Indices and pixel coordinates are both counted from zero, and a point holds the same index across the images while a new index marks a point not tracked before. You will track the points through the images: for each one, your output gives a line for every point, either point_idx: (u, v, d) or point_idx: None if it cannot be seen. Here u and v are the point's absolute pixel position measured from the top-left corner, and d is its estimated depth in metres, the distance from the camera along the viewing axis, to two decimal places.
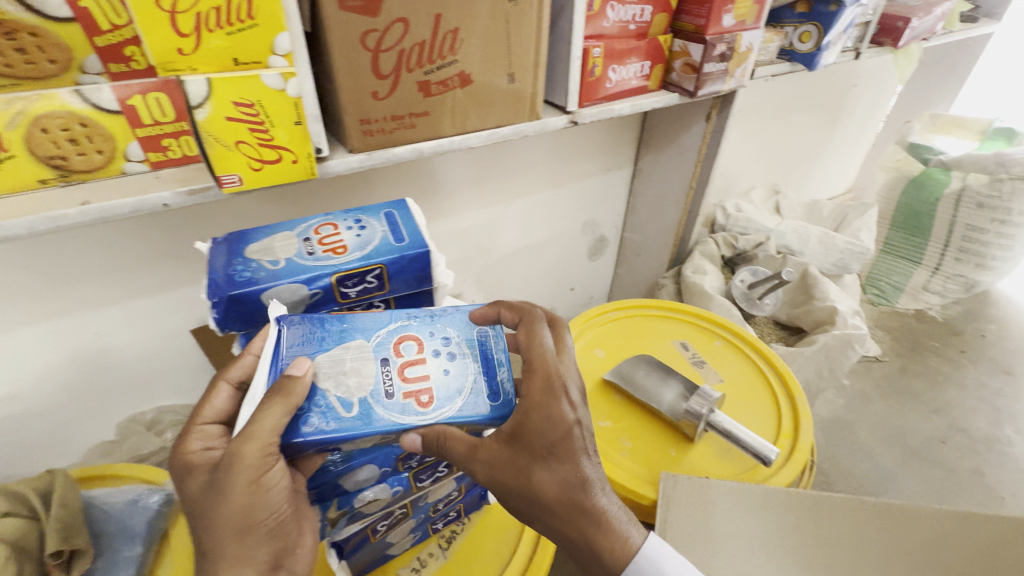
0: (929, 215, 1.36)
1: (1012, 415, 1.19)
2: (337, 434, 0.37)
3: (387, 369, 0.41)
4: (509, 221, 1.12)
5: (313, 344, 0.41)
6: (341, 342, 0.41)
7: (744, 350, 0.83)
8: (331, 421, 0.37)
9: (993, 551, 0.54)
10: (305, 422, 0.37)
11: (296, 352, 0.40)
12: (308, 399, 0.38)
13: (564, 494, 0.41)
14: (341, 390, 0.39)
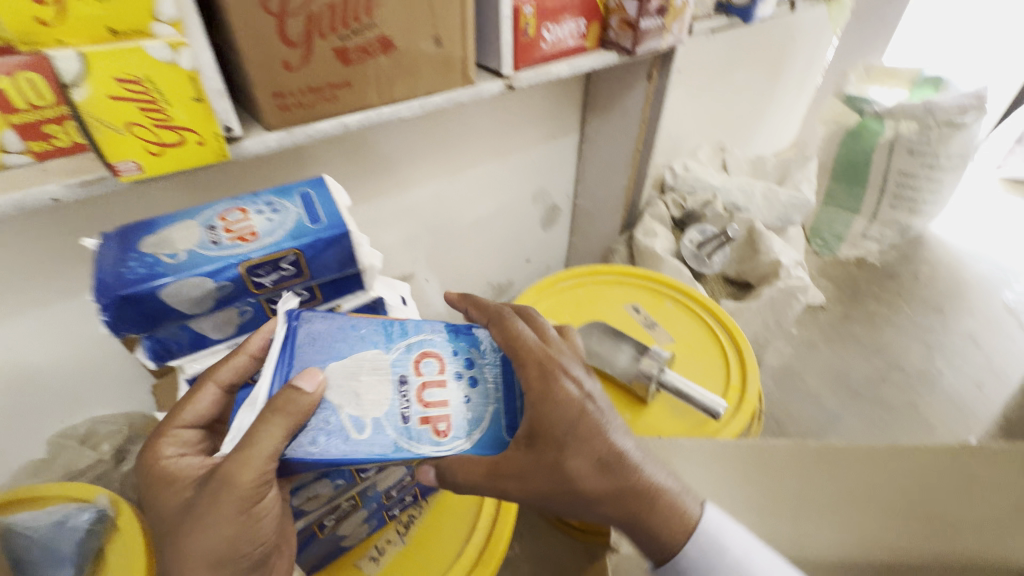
0: (866, 165, 1.39)
1: (943, 349, 1.27)
2: (348, 457, 0.38)
3: (403, 393, 0.42)
4: (456, 196, 1.08)
5: (328, 356, 0.43)
6: (358, 355, 0.44)
7: (694, 309, 0.84)
8: (342, 441, 0.39)
9: (921, 482, 0.58)
10: (315, 442, 0.39)
11: (309, 361, 0.42)
12: (318, 413, 0.40)
13: (600, 467, 0.45)
14: (354, 409, 0.41)
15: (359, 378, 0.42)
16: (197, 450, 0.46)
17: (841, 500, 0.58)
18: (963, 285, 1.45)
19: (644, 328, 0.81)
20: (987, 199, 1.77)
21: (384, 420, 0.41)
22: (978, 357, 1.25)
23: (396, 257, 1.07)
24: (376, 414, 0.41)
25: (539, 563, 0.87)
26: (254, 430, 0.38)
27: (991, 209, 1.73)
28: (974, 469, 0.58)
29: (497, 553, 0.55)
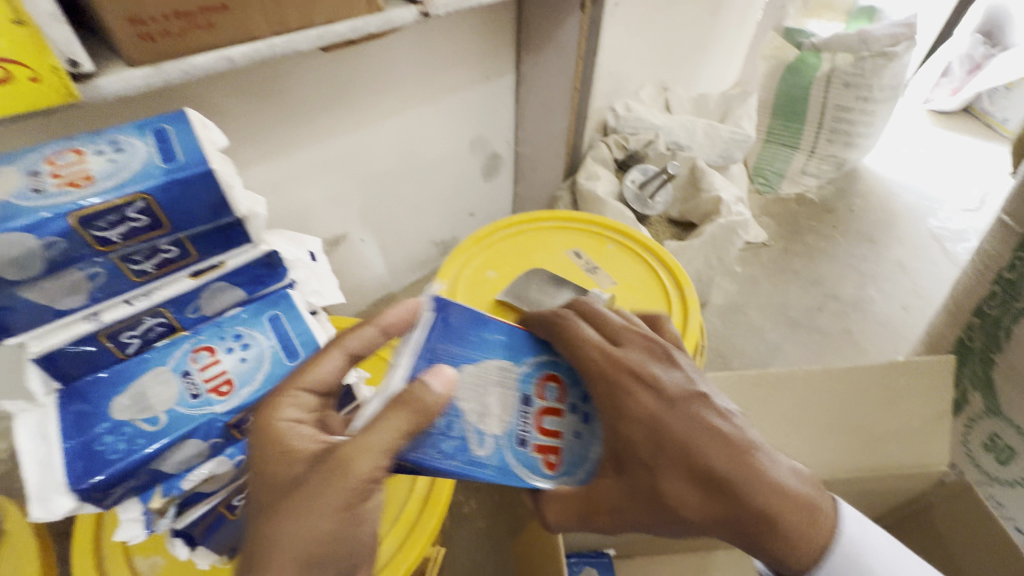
0: (804, 100, 1.39)
1: (874, 277, 1.33)
2: (465, 471, 0.38)
3: (524, 413, 0.42)
4: (384, 146, 0.99)
5: (456, 357, 0.41)
6: (484, 364, 0.42)
7: (635, 250, 0.81)
8: (461, 456, 0.38)
9: (856, 397, 0.63)
10: (440, 450, 0.38)
11: (434, 361, 0.40)
12: (444, 422, 0.38)
13: (693, 479, 0.42)
14: (478, 424, 0.40)
15: (468, 379, 0.41)
16: (314, 418, 0.39)
17: (782, 423, 0.63)
18: (893, 215, 1.50)
19: (585, 272, 0.78)
20: (917, 132, 1.83)
21: (501, 442, 0.40)
22: (905, 282, 1.31)
23: (323, 216, 0.99)
24: (496, 432, 0.40)
25: (494, 515, 0.87)
26: (375, 420, 0.34)
27: (919, 141, 1.78)
28: (898, 381, 0.63)
29: (437, 511, 0.54)
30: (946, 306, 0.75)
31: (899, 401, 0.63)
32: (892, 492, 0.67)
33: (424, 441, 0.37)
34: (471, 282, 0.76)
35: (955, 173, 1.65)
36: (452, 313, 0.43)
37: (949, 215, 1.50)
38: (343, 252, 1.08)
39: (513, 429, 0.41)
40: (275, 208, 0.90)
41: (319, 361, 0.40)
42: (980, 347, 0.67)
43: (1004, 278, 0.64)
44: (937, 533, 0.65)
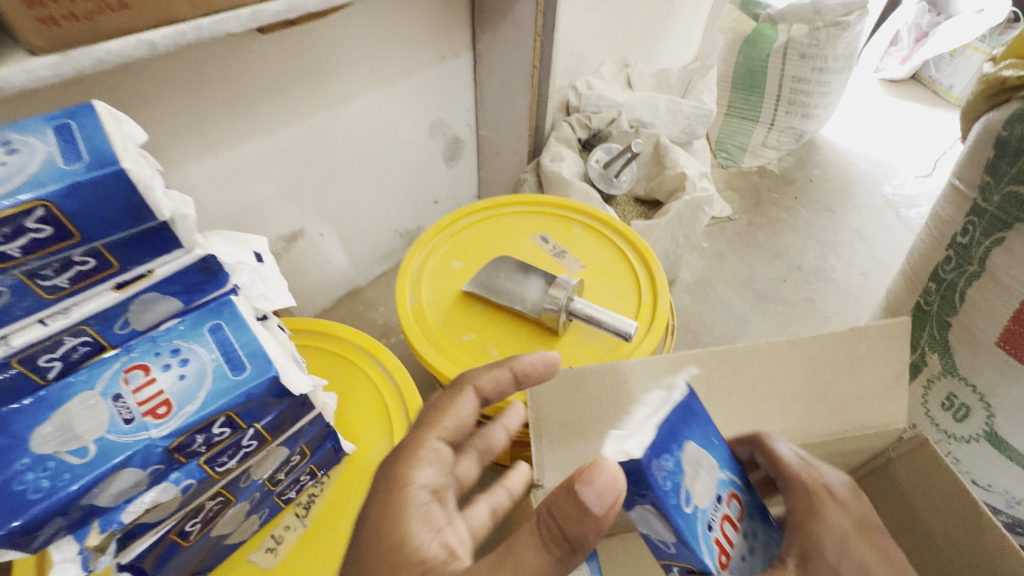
0: (763, 73, 1.42)
1: (834, 245, 1.36)
2: (680, 522, 0.35)
3: (713, 504, 0.39)
4: (337, 134, 0.94)
5: (690, 426, 0.40)
6: (704, 444, 0.40)
7: (603, 232, 0.80)
8: (677, 506, 0.35)
9: (820, 366, 0.58)
10: (665, 491, 0.35)
11: (680, 429, 0.39)
12: (672, 473, 0.36)
13: None
14: (690, 485, 0.37)
15: (692, 450, 0.39)
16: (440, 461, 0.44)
17: (745, 396, 0.59)
18: (850, 184, 1.54)
19: (553, 257, 0.76)
20: (870, 102, 1.87)
21: (698, 515, 0.37)
22: (863, 249, 1.35)
23: (276, 211, 0.94)
24: (699, 501, 0.37)
25: None
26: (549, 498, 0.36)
27: (872, 110, 1.82)
28: (859, 347, 0.59)
29: None
30: (903, 272, 0.77)
31: (861, 365, 0.59)
32: (857, 453, 0.65)
33: (654, 480, 0.35)
34: (436, 273, 0.73)
35: (906, 140, 1.69)
36: (701, 401, 0.42)
37: (902, 182, 1.54)
38: (302, 247, 1.04)
39: (707, 514, 0.38)
40: (223, 205, 0.85)
41: (456, 406, 0.49)
42: (936, 311, 0.69)
43: (958, 243, 0.65)
44: (898, 489, 0.65)
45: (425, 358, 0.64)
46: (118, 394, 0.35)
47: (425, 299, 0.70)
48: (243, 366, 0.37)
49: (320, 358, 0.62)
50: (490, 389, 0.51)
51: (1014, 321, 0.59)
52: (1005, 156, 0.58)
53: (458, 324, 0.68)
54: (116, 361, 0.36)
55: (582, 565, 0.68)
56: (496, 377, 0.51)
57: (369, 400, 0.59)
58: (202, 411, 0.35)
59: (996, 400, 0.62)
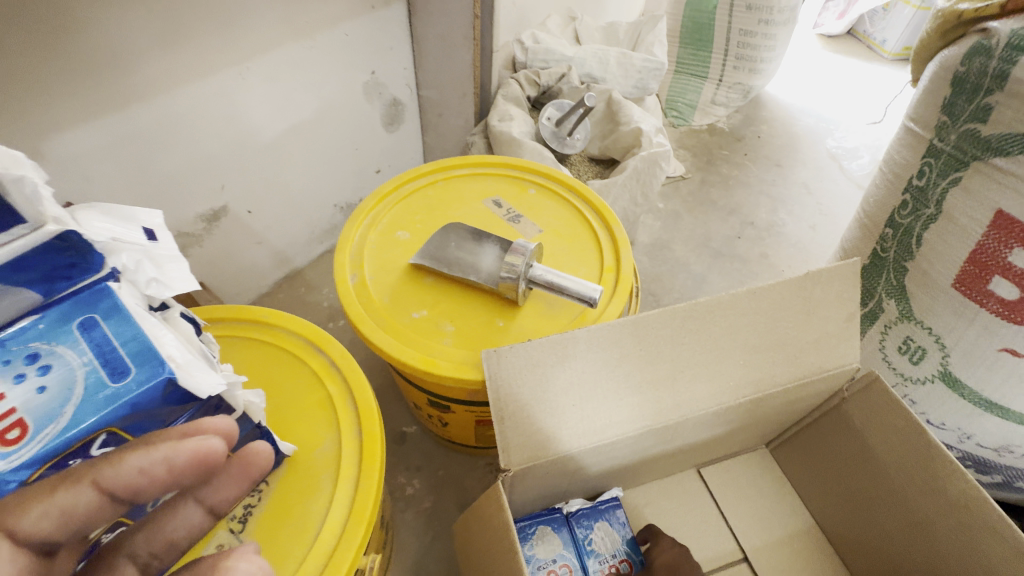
0: (709, 26, 1.40)
1: (784, 201, 1.37)
2: (572, 539, 0.67)
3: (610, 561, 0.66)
4: (253, 96, 0.83)
5: (616, 525, 0.69)
6: (620, 529, 0.68)
7: (558, 193, 0.75)
8: (577, 536, 0.67)
9: (779, 316, 0.58)
10: (574, 528, 0.67)
11: (601, 516, 0.69)
12: (579, 532, 0.67)
13: None
14: (594, 533, 0.67)
15: (604, 525, 0.68)
16: None
17: (710, 353, 0.57)
18: (797, 139, 1.55)
19: (507, 223, 0.70)
20: (812, 58, 1.89)
21: (588, 551, 0.66)
22: (811, 203, 1.37)
23: (189, 187, 0.82)
24: (597, 545, 0.67)
25: (440, 492, 0.82)
26: None
27: (815, 66, 1.84)
28: (814, 292, 0.58)
29: (366, 520, 0.44)
30: (859, 221, 0.77)
31: (817, 311, 0.59)
32: (814, 396, 0.66)
33: (570, 524, 0.68)
34: (379, 246, 0.66)
35: (847, 94, 1.72)
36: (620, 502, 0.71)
37: (845, 135, 1.57)
38: (226, 229, 0.92)
39: (601, 554, 0.66)
40: (119, 181, 0.73)
41: None
42: (893, 258, 0.69)
43: (914, 186, 0.65)
44: (853, 428, 0.66)
45: (372, 341, 0.57)
46: None
47: (368, 275, 0.63)
48: (128, 369, 0.30)
49: (250, 351, 0.54)
50: (60, 527, 0.26)
51: (969, 260, 0.59)
52: (962, 92, 0.57)
53: (406, 301, 0.61)
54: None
55: (553, 537, 0.66)
56: (72, 501, 0.26)
57: (309, 394, 0.52)
58: (79, 426, 0.28)
59: (951, 340, 0.63)
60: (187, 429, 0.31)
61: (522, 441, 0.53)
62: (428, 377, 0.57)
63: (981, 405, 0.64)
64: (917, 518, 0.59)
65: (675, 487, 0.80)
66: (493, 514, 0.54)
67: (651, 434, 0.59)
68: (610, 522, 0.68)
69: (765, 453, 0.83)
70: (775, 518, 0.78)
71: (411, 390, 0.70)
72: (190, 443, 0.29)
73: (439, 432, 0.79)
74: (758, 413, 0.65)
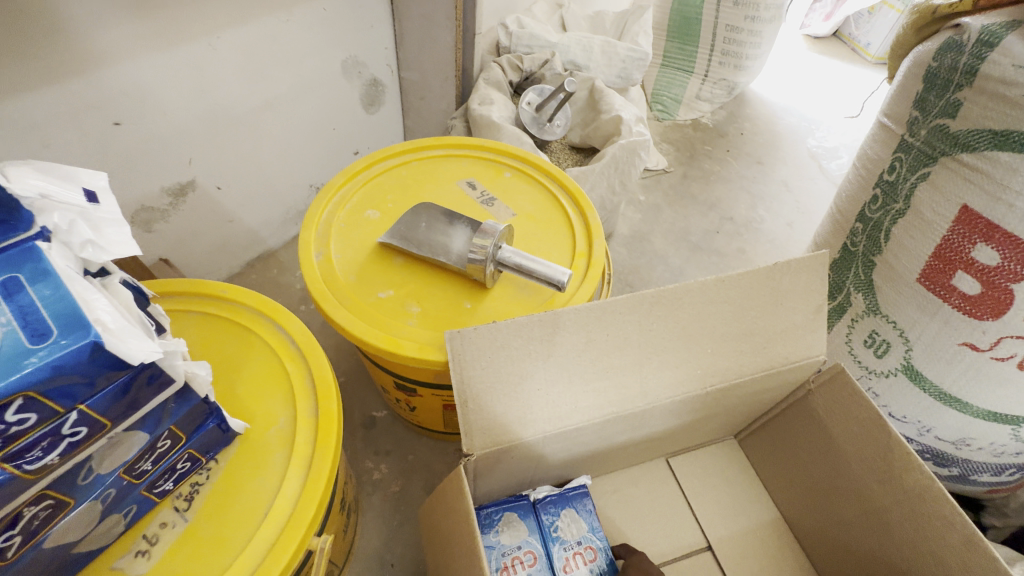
0: (697, 20, 1.40)
1: (763, 198, 1.38)
2: (537, 525, 0.66)
3: (576, 547, 0.65)
4: (223, 68, 0.80)
5: (584, 513, 0.68)
6: (587, 516, 0.68)
7: (534, 177, 0.74)
8: (542, 522, 0.66)
9: (747, 305, 0.58)
10: (540, 514, 0.67)
11: (567, 503, 0.68)
12: (544, 518, 0.67)
13: None
14: (560, 520, 0.67)
15: (570, 511, 0.68)
16: None
17: (677, 341, 0.57)
18: (778, 137, 1.56)
19: (481, 205, 0.69)
20: (797, 57, 1.90)
21: (553, 538, 0.65)
22: (789, 200, 1.38)
23: (154, 159, 0.79)
24: (563, 530, 0.66)
25: (408, 477, 0.81)
26: None
27: (799, 66, 1.86)
28: (781, 283, 0.58)
29: (317, 500, 0.43)
30: (831, 216, 0.78)
31: (784, 301, 0.59)
32: (779, 387, 0.66)
33: (536, 510, 0.67)
34: (347, 224, 0.64)
35: (830, 94, 1.74)
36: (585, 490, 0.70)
37: (825, 135, 1.59)
38: (194, 205, 0.89)
39: (565, 540, 0.65)
40: (77, 151, 0.70)
41: None
42: (862, 252, 0.70)
43: (885, 180, 0.66)
44: (817, 417, 0.66)
45: (335, 320, 0.56)
46: None
47: (335, 253, 0.61)
48: (51, 331, 0.28)
49: (206, 326, 0.52)
50: None
51: (934, 255, 0.59)
52: (934, 87, 0.57)
53: (373, 280, 0.59)
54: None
55: (520, 526, 0.66)
56: None
57: (266, 371, 0.50)
58: None
59: (914, 334, 0.64)
60: None
61: (485, 424, 0.52)
62: (392, 358, 0.55)
63: (940, 399, 0.65)
64: (874, 507, 0.60)
65: (643, 475, 0.80)
66: (454, 497, 0.53)
67: (617, 421, 0.59)
68: (577, 508, 0.68)
69: (733, 444, 0.84)
70: (741, 508, 0.78)
71: (378, 373, 0.68)
72: None
73: (407, 417, 0.78)
74: (725, 401, 0.65)
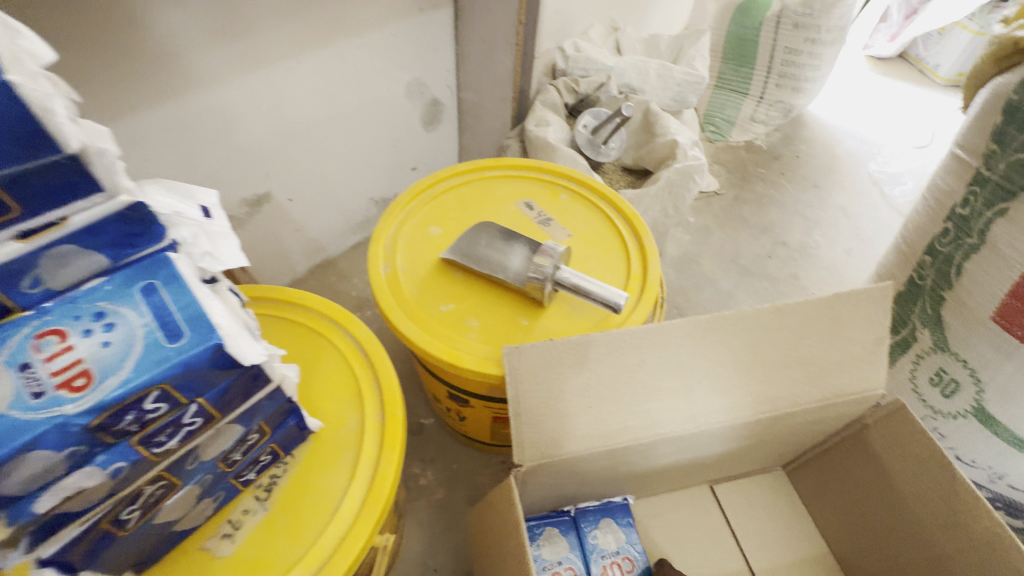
0: (754, 41, 1.37)
1: (819, 223, 1.34)
2: (577, 534, 0.67)
3: (615, 558, 0.66)
4: (300, 88, 0.86)
5: (624, 525, 0.68)
6: (627, 527, 0.68)
7: (589, 199, 0.76)
8: (582, 531, 0.67)
9: (805, 335, 0.58)
10: (580, 523, 0.68)
11: (608, 514, 0.69)
12: (584, 528, 0.68)
13: None
14: (600, 530, 0.68)
15: (611, 522, 0.68)
16: None
17: (731, 367, 0.57)
18: (837, 161, 1.52)
19: (538, 225, 0.71)
20: (858, 78, 1.84)
21: (593, 547, 0.66)
22: (847, 226, 1.34)
23: (236, 172, 0.86)
24: (602, 540, 0.67)
25: (452, 485, 0.83)
26: None
27: (861, 87, 1.80)
28: (841, 313, 0.57)
29: (383, 501, 0.46)
30: (896, 247, 0.75)
31: (843, 333, 0.58)
32: (834, 420, 0.65)
33: (577, 520, 0.68)
34: (410, 239, 0.68)
35: (894, 118, 1.68)
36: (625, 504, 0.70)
37: (888, 160, 1.53)
38: (266, 215, 0.96)
39: (604, 550, 0.66)
40: (173, 165, 0.77)
41: None
42: (930, 286, 0.67)
43: (957, 214, 0.64)
44: (874, 454, 0.64)
45: (399, 330, 0.59)
46: (23, 363, 0.29)
47: (400, 266, 0.65)
48: (181, 332, 0.31)
49: (284, 330, 0.57)
50: None
51: (1011, 294, 0.57)
52: (1014, 121, 0.56)
53: (435, 293, 0.63)
54: (24, 326, 0.30)
55: (561, 539, 0.67)
56: None
57: (337, 375, 0.54)
58: (130, 382, 0.29)
59: (987, 375, 0.61)
60: (82, 369, 0.29)
61: (536, 437, 0.54)
62: (452, 369, 0.58)
63: (1015, 445, 0.62)
64: (935, 553, 0.58)
65: (686, 501, 0.79)
66: (504, 508, 0.54)
67: (665, 443, 0.59)
68: (616, 519, 0.68)
69: (782, 476, 0.82)
70: (789, 543, 0.76)
71: (433, 382, 0.71)
72: (70, 380, 0.29)
73: (456, 427, 0.80)
74: (776, 430, 0.64)
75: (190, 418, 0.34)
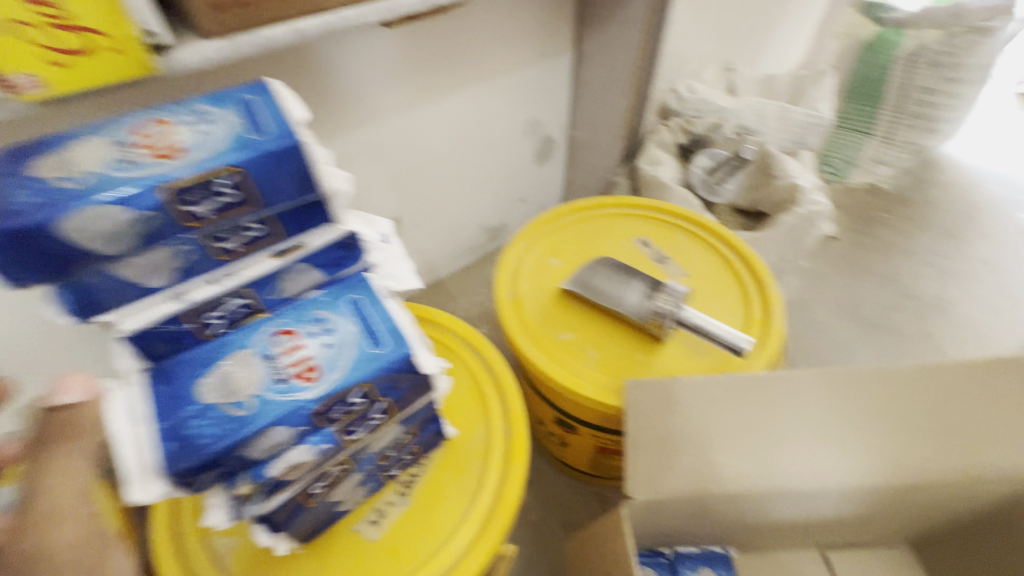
0: (883, 82, 1.27)
1: (957, 276, 1.22)
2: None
3: None
4: (438, 126, 0.95)
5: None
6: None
7: (707, 241, 0.76)
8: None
9: (955, 401, 0.54)
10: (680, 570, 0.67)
11: (709, 564, 0.67)
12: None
13: None
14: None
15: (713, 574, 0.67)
16: None
17: (865, 425, 0.54)
18: (978, 209, 1.38)
19: (655, 263, 0.73)
20: (1006, 117, 1.67)
21: None
22: (992, 282, 1.20)
23: (377, 199, 0.97)
24: None
25: (546, 510, 0.85)
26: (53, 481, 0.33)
27: (1008, 128, 1.63)
28: (995, 383, 0.53)
29: (510, 512, 0.50)
30: None
31: (996, 404, 0.53)
32: (984, 498, 0.58)
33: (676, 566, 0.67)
34: (532, 269, 0.73)
35: None
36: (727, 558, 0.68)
37: None
38: None
39: None
40: None
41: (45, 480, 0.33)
42: None
43: None
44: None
45: (523, 353, 0.64)
46: (269, 352, 0.37)
47: (524, 294, 0.70)
48: (383, 341, 0.38)
49: None
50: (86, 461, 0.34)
51: None
52: None
53: (555, 321, 0.67)
54: (268, 323, 0.38)
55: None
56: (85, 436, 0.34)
57: (467, 390, 0.59)
58: (346, 379, 0.36)
59: None
60: (311, 364, 0.36)
61: (652, 474, 0.54)
62: (570, 395, 0.61)
63: None
64: None
65: (796, 565, 0.74)
66: (612, 538, 0.56)
67: (785, 497, 0.57)
68: (718, 570, 0.67)
69: (910, 554, 0.74)
70: None
71: (540, 406, 0.74)
72: (302, 373, 0.36)
73: (556, 452, 0.82)
74: (908, 500, 0.59)
75: (377, 416, 0.40)
